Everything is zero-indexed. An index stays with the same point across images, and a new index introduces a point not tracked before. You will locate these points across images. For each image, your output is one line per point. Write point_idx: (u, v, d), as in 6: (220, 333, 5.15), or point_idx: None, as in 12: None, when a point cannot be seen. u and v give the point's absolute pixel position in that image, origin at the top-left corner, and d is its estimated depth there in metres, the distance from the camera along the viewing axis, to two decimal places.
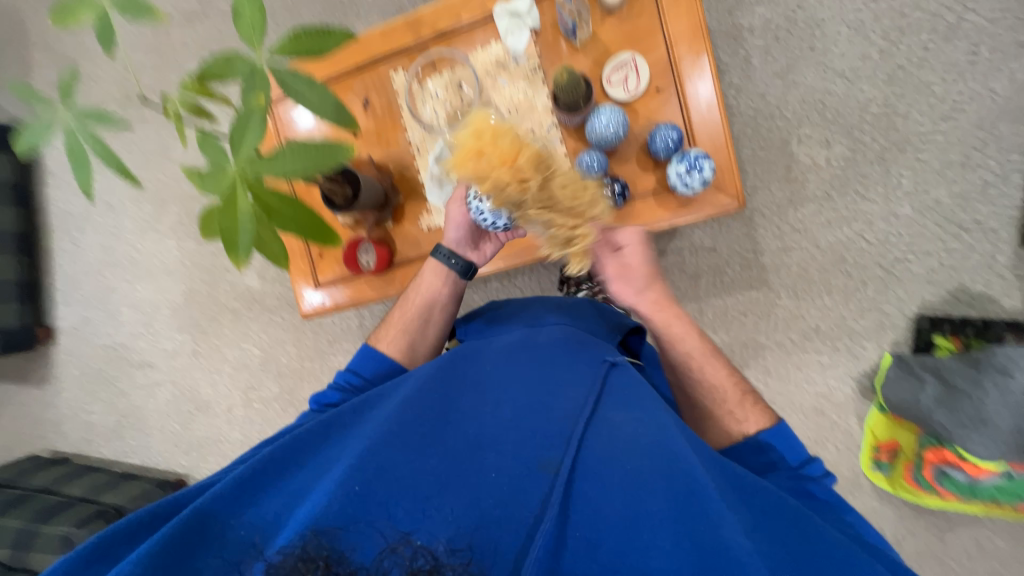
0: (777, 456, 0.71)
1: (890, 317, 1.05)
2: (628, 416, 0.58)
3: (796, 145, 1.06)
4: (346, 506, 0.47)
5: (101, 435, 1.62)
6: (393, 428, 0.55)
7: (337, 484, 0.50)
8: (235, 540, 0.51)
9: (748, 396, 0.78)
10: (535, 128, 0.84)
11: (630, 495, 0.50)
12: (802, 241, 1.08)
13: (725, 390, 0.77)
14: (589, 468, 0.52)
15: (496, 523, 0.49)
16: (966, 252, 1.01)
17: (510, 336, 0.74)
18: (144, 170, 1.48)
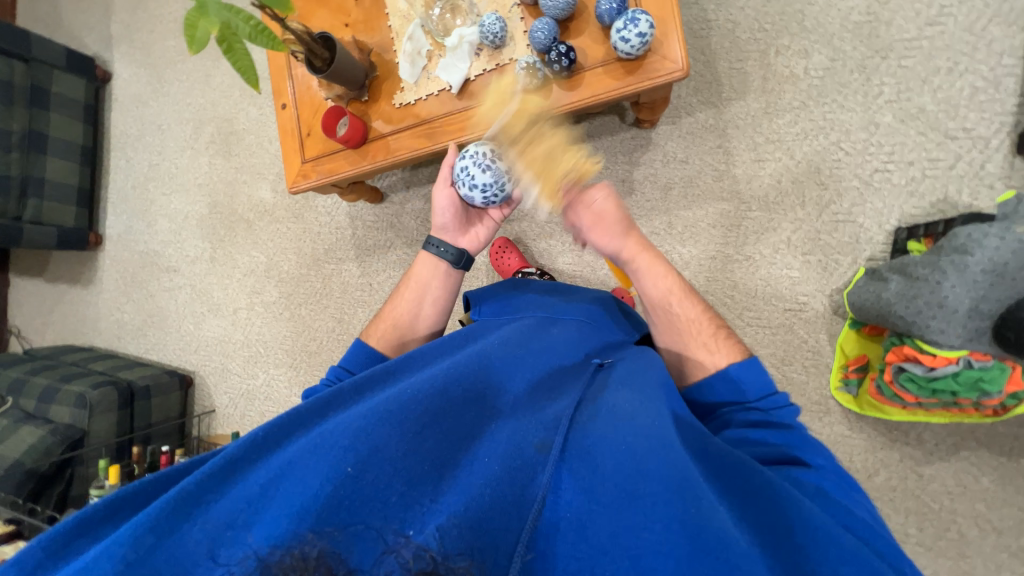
0: (741, 389, 0.66)
1: (865, 230, 1.01)
2: (622, 395, 0.60)
3: (774, 56, 1.06)
4: (340, 492, 0.45)
5: (129, 332, 1.82)
6: (390, 412, 0.53)
7: (331, 465, 0.48)
8: (214, 516, 0.46)
9: (721, 330, 0.74)
10: (499, 8, 0.91)
11: (623, 482, 0.49)
12: (776, 152, 1.07)
13: (701, 327, 0.74)
14: (580, 450, 0.53)
15: (494, 507, 0.47)
16: (951, 161, 0.96)
17: (508, 326, 0.76)
18: (189, 96, 1.69)
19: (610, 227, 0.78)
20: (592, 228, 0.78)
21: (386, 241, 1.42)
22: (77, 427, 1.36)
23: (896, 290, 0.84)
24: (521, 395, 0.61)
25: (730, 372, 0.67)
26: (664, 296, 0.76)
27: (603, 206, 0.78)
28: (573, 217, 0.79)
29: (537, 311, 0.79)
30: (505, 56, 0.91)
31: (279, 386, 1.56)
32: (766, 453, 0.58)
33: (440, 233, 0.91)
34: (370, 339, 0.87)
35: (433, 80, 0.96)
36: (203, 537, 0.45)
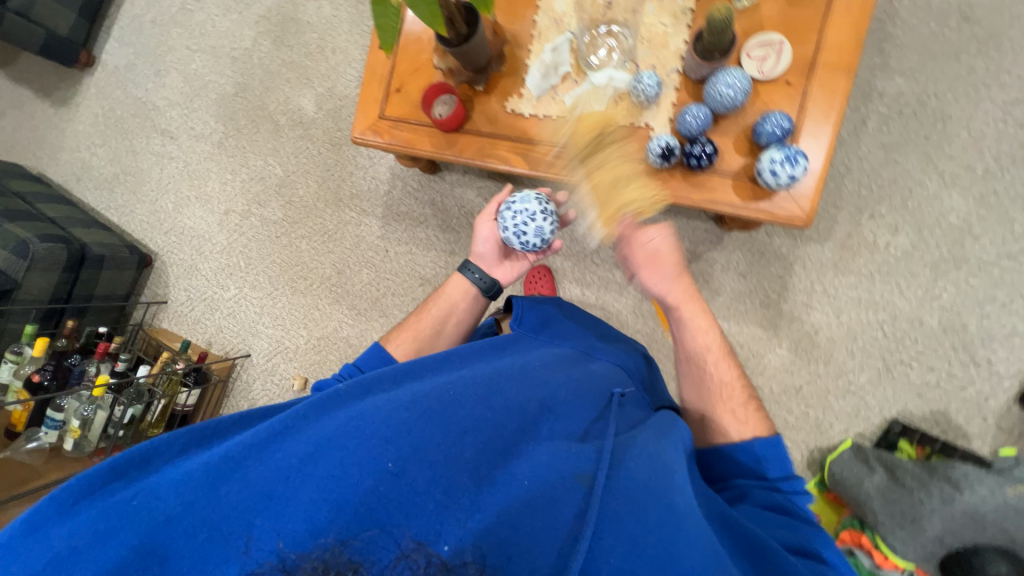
0: (761, 466, 0.64)
1: (868, 409, 1.07)
2: (664, 445, 0.57)
3: (865, 219, 1.08)
4: (379, 488, 0.45)
5: (94, 179, 1.59)
6: (432, 412, 0.52)
7: (370, 459, 0.47)
8: (248, 483, 0.46)
9: (752, 400, 0.71)
10: (657, 65, 0.83)
11: (661, 533, 0.46)
12: (826, 305, 1.10)
13: (733, 392, 0.71)
14: (621, 491, 0.49)
15: (524, 535, 0.45)
16: (964, 383, 1.03)
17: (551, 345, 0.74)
18: None
19: (662, 270, 0.75)
20: (645, 267, 0.74)
21: (420, 215, 1.32)
22: (10, 277, 1.17)
23: (879, 483, 0.89)
24: (563, 418, 0.58)
25: (754, 446, 0.65)
26: (701, 352, 0.74)
27: (659, 247, 0.75)
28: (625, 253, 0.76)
29: (574, 344, 0.75)
30: (643, 119, 0.84)
31: (249, 307, 1.45)
32: (786, 538, 0.54)
33: (480, 261, 0.89)
34: (387, 345, 0.80)
35: (558, 103, 0.87)
36: (241, 506, 0.45)
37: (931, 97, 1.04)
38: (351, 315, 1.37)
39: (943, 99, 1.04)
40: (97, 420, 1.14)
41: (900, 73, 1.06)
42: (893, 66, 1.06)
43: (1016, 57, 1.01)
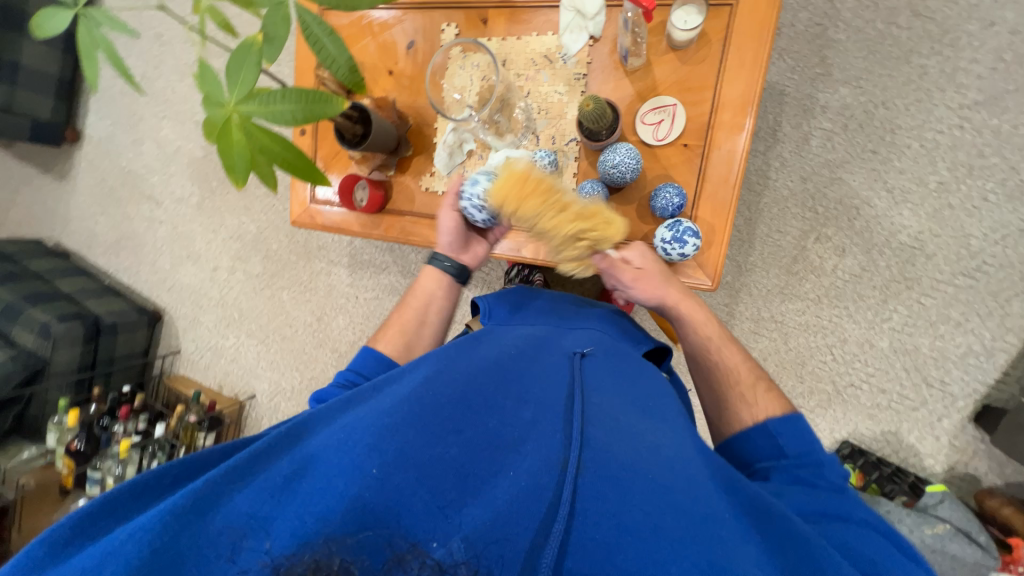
0: (781, 444, 0.57)
1: (818, 432, 1.08)
2: (652, 427, 0.53)
3: (811, 242, 1.04)
4: (363, 496, 0.40)
5: (100, 246, 1.75)
6: (421, 414, 0.47)
7: (354, 467, 0.42)
8: (223, 516, 0.39)
9: (759, 380, 0.66)
10: (555, 136, 0.83)
11: (651, 508, 0.42)
12: (773, 332, 1.09)
13: (738, 374, 0.66)
14: (609, 471, 0.44)
15: (512, 524, 0.40)
16: (916, 403, 1.02)
17: (524, 330, 0.70)
18: None
19: (655, 278, 0.73)
20: (639, 280, 0.72)
21: (381, 262, 1.39)
22: (40, 356, 1.36)
23: None
24: (546, 397, 0.52)
25: (768, 426, 0.59)
26: (698, 335, 0.70)
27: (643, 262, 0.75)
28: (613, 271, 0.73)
29: (548, 322, 0.73)
30: None
31: (247, 354, 1.60)
32: (813, 507, 0.49)
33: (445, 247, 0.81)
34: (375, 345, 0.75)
35: (466, 180, 0.89)
36: (225, 522, 0.39)
37: (879, 107, 0.97)
38: (333, 358, 1.48)
39: (892, 108, 0.97)
40: (129, 474, 1.37)
41: (845, 82, 0.98)
42: (836, 75, 0.99)
43: (975, 53, 0.92)
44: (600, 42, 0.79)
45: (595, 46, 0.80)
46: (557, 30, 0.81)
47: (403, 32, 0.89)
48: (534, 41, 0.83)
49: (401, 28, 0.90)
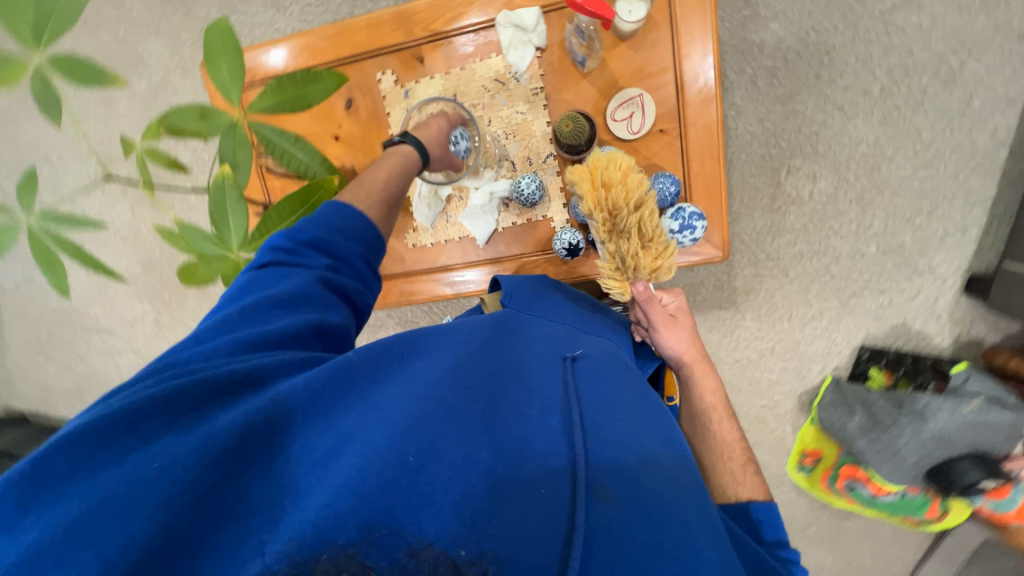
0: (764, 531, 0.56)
1: (837, 345, 1.14)
2: (675, 457, 0.49)
3: (784, 176, 1.08)
4: (395, 484, 0.37)
5: (60, 396, 1.58)
6: (462, 399, 0.44)
7: (384, 453, 0.38)
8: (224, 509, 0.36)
9: (749, 461, 0.65)
10: (531, 156, 0.80)
11: (678, 554, 0.38)
12: (773, 269, 1.13)
13: (732, 452, 0.66)
14: (638, 505, 0.41)
15: (536, 535, 0.37)
16: (914, 293, 1.09)
17: (548, 319, 0.65)
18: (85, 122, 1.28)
19: (683, 330, 0.72)
20: (665, 327, 0.71)
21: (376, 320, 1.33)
22: None
23: (860, 422, 1.02)
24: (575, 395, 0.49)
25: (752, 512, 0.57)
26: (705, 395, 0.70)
27: (675, 309, 0.75)
28: (644, 313, 0.72)
29: (563, 321, 0.65)
30: (537, 213, 0.82)
31: None
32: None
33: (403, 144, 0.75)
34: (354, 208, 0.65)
35: (454, 224, 0.86)
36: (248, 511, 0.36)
37: (811, 33, 1.00)
38: None
39: (822, 30, 1.00)
40: None
41: (774, 17, 1.00)
42: (764, 13, 1.00)
43: None
44: (546, 51, 0.77)
45: (544, 55, 0.77)
46: (500, 49, 0.78)
47: (337, 92, 0.83)
48: (479, 67, 0.79)
49: (333, 88, 0.83)
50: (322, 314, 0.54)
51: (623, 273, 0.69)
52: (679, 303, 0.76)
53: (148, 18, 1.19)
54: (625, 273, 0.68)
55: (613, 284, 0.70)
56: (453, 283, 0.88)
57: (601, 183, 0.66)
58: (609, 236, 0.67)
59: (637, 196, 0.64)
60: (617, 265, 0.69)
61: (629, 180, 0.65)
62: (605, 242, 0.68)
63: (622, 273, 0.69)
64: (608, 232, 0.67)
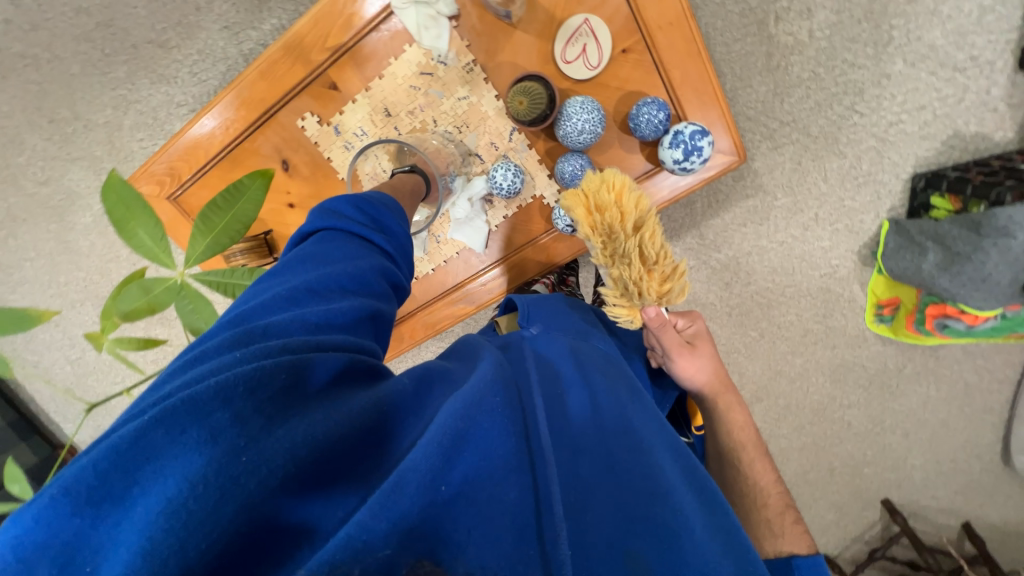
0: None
1: (886, 185, 1.03)
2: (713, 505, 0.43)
3: (774, 25, 0.93)
4: (432, 520, 0.32)
5: None
6: (499, 404, 0.40)
7: (433, 476, 0.33)
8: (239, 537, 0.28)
9: (789, 508, 0.57)
10: (495, 140, 0.71)
11: None
12: (793, 133, 1.00)
13: (768, 498, 0.58)
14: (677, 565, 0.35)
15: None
16: (960, 95, 0.95)
17: (572, 336, 0.60)
18: (44, 278, 1.21)
19: (703, 357, 0.64)
20: (680, 352, 0.62)
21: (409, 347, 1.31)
22: None
23: (935, 259, 0.94)
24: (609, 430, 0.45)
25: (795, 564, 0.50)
26: (735, 429, 0.63)
27: (691, 335, 0.66)
28: (655, 338, 0.62)
29: (584, 339, 0.60)
30: (525, 197, 0.74)
31: None
32: None
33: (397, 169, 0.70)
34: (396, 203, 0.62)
35: (446, 242, 0.78)
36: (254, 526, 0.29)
37: None
38: None
39: None
40: None
41: None
42: None
43: None
44: (462, 17, 0.65)
45: (461, 22, 0.65)
46: (412, 37, 0.66)
47: (267, 158, 0.74)
48: (397, 67, 0.68)
49: (261, 155, 0.74)
50: (376, 303, 0.48)
51: (626, 303, 0.57)
52: (698, 329, 0.66)
53: (53, 148, 1.10)
54: (629, 303, 0.57)
55: (618, 314, 0.59)
56: (470, 292, 0.81)
57: (596, 203, 0.55)
58: (608, 260, 0.56)
59: (634, 217, 0.54)
60: (620, 294, 0.57)
61: (624, 200, 0.55)
62: (604, 268, 0.57)
63: (626, 303, 0.57)
64: (606, 256, 0.56)
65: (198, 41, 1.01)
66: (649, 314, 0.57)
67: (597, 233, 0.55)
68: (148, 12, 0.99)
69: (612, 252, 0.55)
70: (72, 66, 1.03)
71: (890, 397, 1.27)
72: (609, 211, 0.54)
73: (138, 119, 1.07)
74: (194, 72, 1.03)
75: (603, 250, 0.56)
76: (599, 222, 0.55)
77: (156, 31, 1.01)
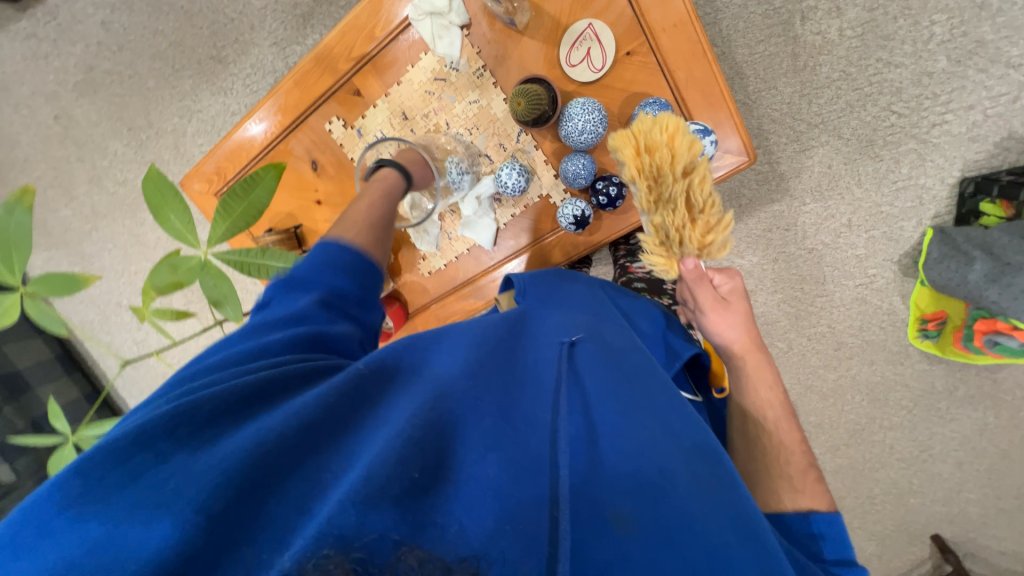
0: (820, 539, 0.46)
1: (929, 190, 0.96)
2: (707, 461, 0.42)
3: (801, 26, 0.90)
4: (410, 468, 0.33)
5: None
6: (471, 377, 0.41)
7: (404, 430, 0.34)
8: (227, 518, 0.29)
9: (812, 468, 0.53)
10: (503, 141, 0.74)
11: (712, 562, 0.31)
12: (822, 136, 0.96)
13: (790, 457, 0.53)
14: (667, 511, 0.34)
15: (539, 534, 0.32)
16: (1015, 93, 0.87)
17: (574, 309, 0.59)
18: (120, 265, 1.38)
19: (738, 315, 0.60)
20: (711, 306, 0.59)
21: None
22: None
23: (983, 271, 0.87)
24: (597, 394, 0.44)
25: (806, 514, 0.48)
26: (759, 390, 0.58)
27: (727, 291, 0.62)
28: (689, 290, 0.61)
29: (587, 309, 0.60)
30: (533, 195, 0.76)
31: None
32: None
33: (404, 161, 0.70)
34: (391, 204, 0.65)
35: (457, 239, 0.82)
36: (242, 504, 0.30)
37: None
38: None
39: None
40: None
41: None
42: None
43: None
44: (472, 25, 0.69)
45: (472, 31, 0.69)
46: (427, 46, 0.71)
47: (299, 158, 0.81)
48: (414, 73, 0.73)
49: (295, 156, 0.82)
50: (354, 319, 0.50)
51: (666, 248, 0.58)
52: (735, 286, 0.63)
53: (131, 152, 1.25)
54: (668, 249, 0.58)
55: (653, 260, 0.60)
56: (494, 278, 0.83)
57: (648, 144, 0.56)
58: (652, 204, 0.57)
59: (684, 160, 0.55)
60: (660, 239, 0.58)
61: (677, 142, 0.55)
62: (645, 212, 0.58)
63: (666, 248, 0.58)
64: (651, 199, 0.57)
65: (251, 56, 1.12)
66: (689, 262, 0.58)
67: (643, 173, 0.56)
68: (211, 32, 1.12)
69: (657, 195, 0.56)
70: (149, 82, 1.18)
71: (939, 420, 1.17)
72: (660, 151, 0.55)
73: (199, 126, 1.20)
74: (247, 84, 1.14)
75: (646, 192, 0.57)
76: (650, 162, 0.56)
77: (217, 49, 1.13)
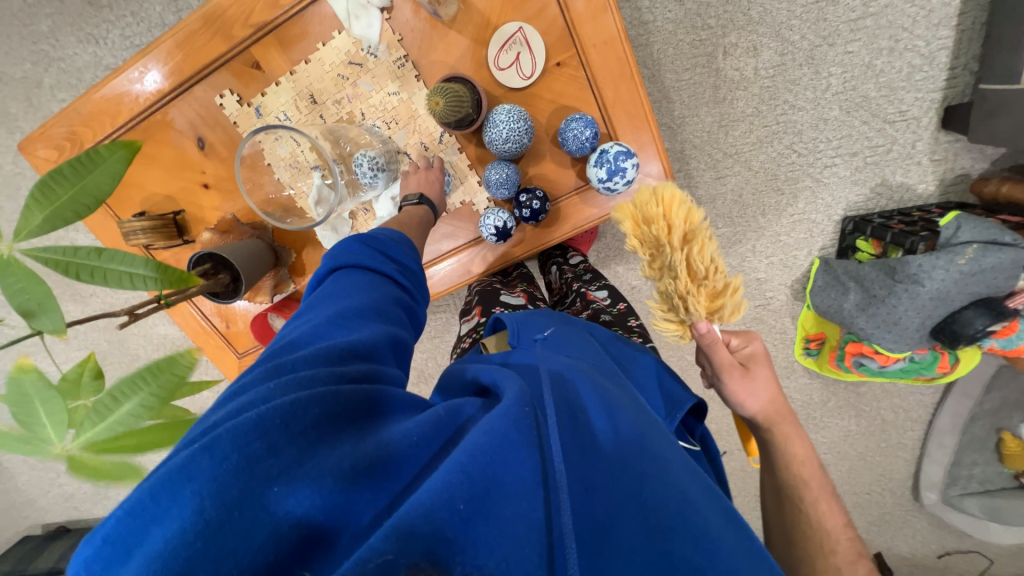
0: None
1: (819, 225, 1.07)
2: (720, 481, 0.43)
3: (722, 59, 0.95)
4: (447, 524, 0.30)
5: (79, 502, 1.56)
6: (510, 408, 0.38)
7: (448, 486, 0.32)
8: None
9: (863, 558, 0.49)
10: (425, 140, 0.68)
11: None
12: (735, 166, 1.03)
13: (836, 542, 0.49)
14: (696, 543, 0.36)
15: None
16: (888, 146, 1.00)
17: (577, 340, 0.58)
18: None
19: (761, 379, 0.58)
20: (730, 371, 0.57)
21: None
22: None
23: (856, 300, 0.98)
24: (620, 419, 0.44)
25: None
26: (793, 464, 0.55)
27: (745, 354, 0.60)
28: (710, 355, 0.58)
29: (588, 341, 0.58)
30: (454, 201, 0.71)
31: None
32: None
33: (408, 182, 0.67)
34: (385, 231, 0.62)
35: None
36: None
37: None
38: None
39: None
40: None
41: None
42: None
43: None
44: (395, 9, 0.63)
45: (393, 16, 0.63)
46: (342, 24, 0.63)
47: (182, 133, 0.69)
48: (326, 53, 0.65)
49: (177, 130, 0.69)
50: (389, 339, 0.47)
51: (676, 314, 0.55)
52: (755, 349, 0.61)
53: None
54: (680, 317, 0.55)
55: (665, 329, 0.57)
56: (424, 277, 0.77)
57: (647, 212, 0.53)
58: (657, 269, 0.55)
59: (683, 229, 0.52)
60: (669, 305, 0.56)
61: (673, 212, 0.52)
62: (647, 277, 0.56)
63: (676, 314, 0.55)
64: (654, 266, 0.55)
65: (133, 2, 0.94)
66: (701, 329, 0.54)
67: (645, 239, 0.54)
68: None
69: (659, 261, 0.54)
70: None
71: (815, 427, 1.31)
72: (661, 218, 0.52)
73: (60, 77, 0.99)
74: (126, 35, 0.96)
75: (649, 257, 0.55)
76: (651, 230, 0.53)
77: None
